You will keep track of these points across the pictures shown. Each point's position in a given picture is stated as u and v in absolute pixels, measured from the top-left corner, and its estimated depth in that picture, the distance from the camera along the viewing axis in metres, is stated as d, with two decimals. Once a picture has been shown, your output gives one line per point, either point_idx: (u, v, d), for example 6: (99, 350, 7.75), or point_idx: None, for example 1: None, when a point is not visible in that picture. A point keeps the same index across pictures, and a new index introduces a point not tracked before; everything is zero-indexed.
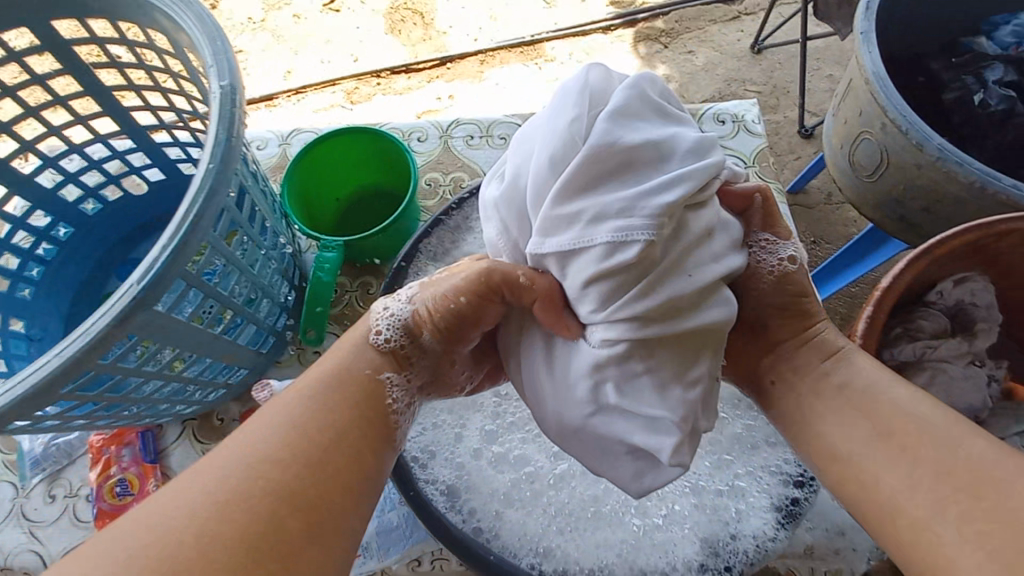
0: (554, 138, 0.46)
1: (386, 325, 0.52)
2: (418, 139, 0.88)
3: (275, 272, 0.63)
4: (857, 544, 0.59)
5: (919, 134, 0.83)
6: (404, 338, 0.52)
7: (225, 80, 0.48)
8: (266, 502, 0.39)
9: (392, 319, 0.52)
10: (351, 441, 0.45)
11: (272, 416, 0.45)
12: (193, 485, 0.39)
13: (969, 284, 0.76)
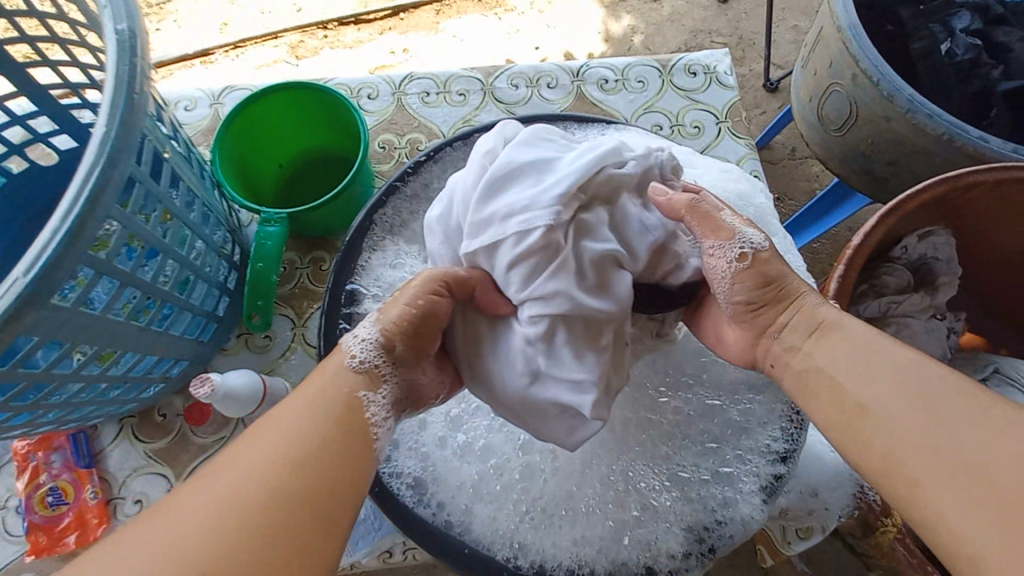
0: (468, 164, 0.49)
1: (361, 349, 0.46)
2: (368, 97, 0.80)
3: (211, 252, 0.57)
4: (829, 503, 0.60)
5: (890, 85, 0.81)
6: (383, 356, 0.46)
7: (120, 25, 0.40)
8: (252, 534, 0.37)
9: (366, 342, 0.46)
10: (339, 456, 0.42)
11: (258, 439, 0.41)
12: (177, 526, 0.36)
13: (932, 238, 0.76)
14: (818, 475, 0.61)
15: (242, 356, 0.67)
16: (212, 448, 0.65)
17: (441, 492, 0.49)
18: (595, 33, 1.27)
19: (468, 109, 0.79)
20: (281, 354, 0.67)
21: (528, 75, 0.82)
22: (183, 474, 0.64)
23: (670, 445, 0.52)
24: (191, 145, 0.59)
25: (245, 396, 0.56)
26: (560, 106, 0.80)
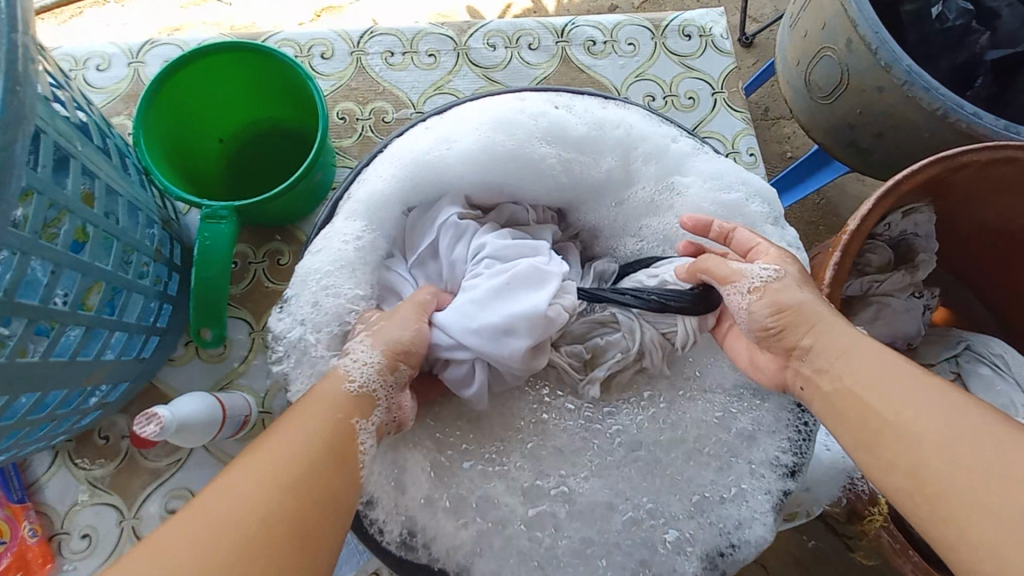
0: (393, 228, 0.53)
1: (357, 371, 0.42)
2: (320, 56, 0.69)
3: (145, 258, 0.48)
4: (822, 497, 0.60)
5: (889, 51, 0.71)
6: (381, 381, 0.43)
7: None
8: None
9: (361, 364, 0.43)
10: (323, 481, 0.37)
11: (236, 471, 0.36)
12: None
13: (915, 215, 0.70)
14: (813, 470, 0.61)
15: (193, 367, 0.59)
16: (167, 472, 0.57)
17: (434, 532, 0.45)
18: None
19: (439, 74, 0.70)
20: (237, 365, 0.59)
21: (507, 33, 0.72)
22: (134, 505, 0.56)
23: (677, 461, 0.49)
24: (106, 124, 0.48)
25: (201, 424, 0.49)
26: (543, 72, 0.71)
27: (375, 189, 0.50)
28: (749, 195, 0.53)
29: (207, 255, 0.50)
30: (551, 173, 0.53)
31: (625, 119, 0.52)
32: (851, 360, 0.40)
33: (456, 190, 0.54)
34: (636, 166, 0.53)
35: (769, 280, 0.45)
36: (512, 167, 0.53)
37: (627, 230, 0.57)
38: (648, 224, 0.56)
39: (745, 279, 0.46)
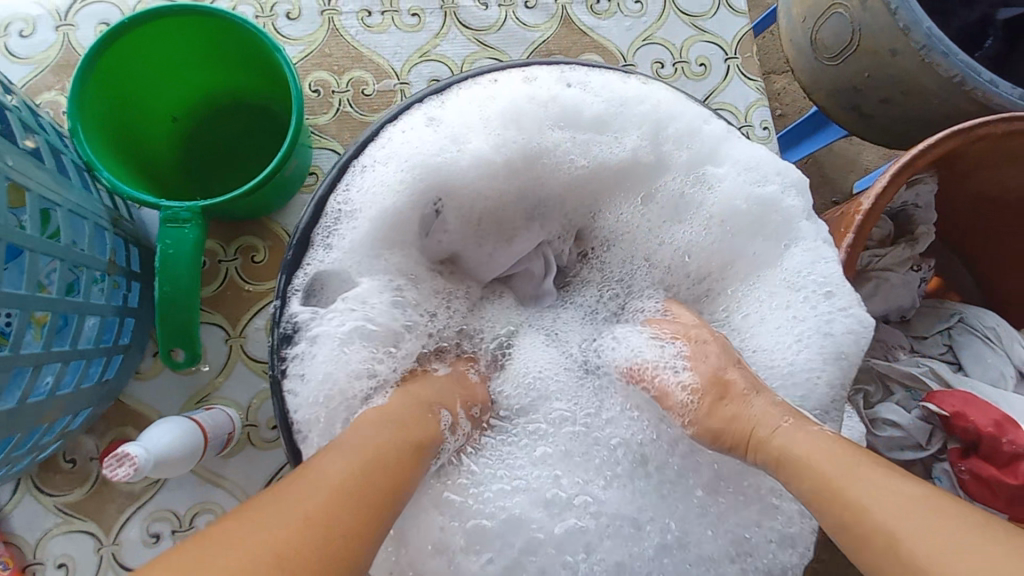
0: (426, 206, 0.47)
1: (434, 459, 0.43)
2: (285, 17, 0.60)
3: (99, 273, 0.41)
4: None
5: (910, 12, 0.63)
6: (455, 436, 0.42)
7: None
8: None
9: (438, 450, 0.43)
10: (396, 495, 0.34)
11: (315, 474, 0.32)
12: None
13: (919, 187, 0.65)
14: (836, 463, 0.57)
15: (165, 380, 0.53)
16: (147, 494, 0.52)
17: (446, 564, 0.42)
18: None
19: (425, 37, 0.61)
20: (214, 376, 0.54)
21: None
22: (112, 531, 0.52)
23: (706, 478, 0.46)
24: (32, 110, 0.40)
25: (182, 454, 0.45)
26: (542, 35, 0.63)
27: (382, 187, 0.44)
28: (786, 185, 0.48)
29: (169, 265, 0.43)
30: (575, 166, 0.49)
31: (645, 101, 0.48)
32: None
33: (474, 185, 0.47)
34: (665, 151, 0.48)
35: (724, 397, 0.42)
36: (527, 168, 0.48)
37: (642, 242, 0.52)
38: (674, 225, 0.51)
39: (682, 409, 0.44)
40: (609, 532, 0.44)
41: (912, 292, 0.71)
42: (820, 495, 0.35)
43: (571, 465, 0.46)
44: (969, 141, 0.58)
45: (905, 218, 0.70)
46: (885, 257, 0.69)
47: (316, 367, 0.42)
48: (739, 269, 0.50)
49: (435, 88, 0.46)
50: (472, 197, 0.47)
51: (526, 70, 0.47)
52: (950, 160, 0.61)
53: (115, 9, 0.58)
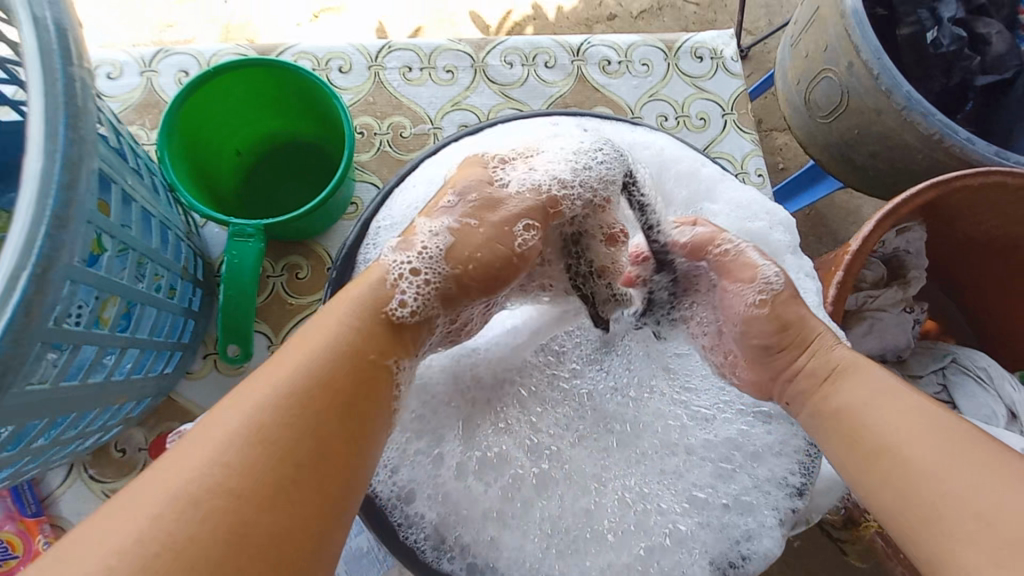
0: None
1: (410, 298, 0.41)
2: (338, 70, 0.69)
3: (173, 275, 0.48)
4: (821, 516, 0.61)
5: (890, 77, 0.73)
6: (426, 263, 0.42)
7: (42, 11, 0.29)
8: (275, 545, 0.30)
9: (413, 289, 0.41)
10: (343, 414, 0.35)
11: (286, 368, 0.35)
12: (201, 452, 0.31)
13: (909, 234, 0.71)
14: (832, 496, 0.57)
15: (210, 380, 0.59)
16: None
17: (463, 530, 0.48)
18: None
19: (456, 90, 0.71)
20: None
21: (523, 51, 0.73)
22: None
23: (680, 460, 0.53)
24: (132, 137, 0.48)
25: None
26: (559, 90, 0.72)
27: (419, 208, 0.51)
28: (772, 223, 0.57)
29: (235, 274, 0.50)
30: None
31: (654, 146, 0.57)
32: (862, 387, 0.43)
33: None
34: (668, 186, 0.57)
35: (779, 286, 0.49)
36: None
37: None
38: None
39: (756, 284, 0.50)
40: (575, 488, 0.52)
41: (906, 333, 0.76)
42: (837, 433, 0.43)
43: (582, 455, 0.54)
44: (951, 193, 0.63)
45: (897, 263, 0.75)
46: (878, 299, 0.75)
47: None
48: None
49: (469, 130, 0.54)
50: None
51: (551, 118, 0.54)
52: (934, 210, 0.66)
53: (195, 60, 0.68)
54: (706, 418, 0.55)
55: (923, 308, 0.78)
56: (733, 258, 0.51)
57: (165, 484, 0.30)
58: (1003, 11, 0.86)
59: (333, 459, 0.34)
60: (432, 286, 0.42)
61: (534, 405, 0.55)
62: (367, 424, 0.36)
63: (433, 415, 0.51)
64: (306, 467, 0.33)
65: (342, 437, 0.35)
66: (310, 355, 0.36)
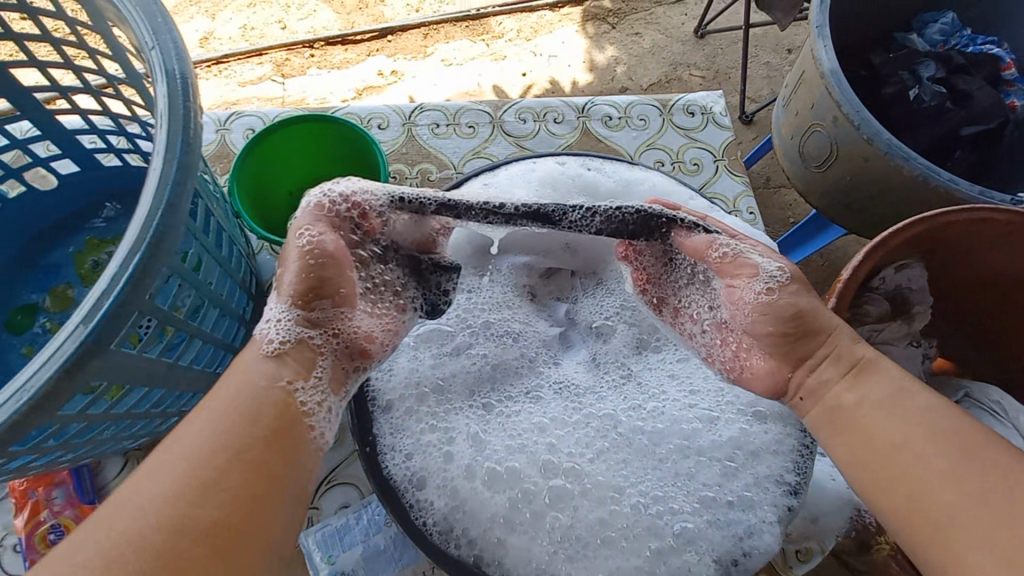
0: (476, 239, 0.64)
1: (274, 331, 0.47)
2: (378, 126, 0.82)
3: (231, 283, 0.57)
4: (826, 543, 0.61)
5: (870, 127, 0.79)
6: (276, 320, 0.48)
7: (172, 65, 0.41)
8: (191, 533, 0.37)
9: (278, 323, 0.47)
10: (262, 444, 0.42)
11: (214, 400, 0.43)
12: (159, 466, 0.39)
13: (909, 270, 0.71)
14: (843, 518, 0.61)
15: None
16: None
17: (469, 524, 0.51)
18: (579, 63, 1.50)
19: (478, 141, 0.82)
20: None
21: (535, 110, 0.85)
22: None
23: (692, 462, 0.56)
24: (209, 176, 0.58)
25: None
26: (566, 141, 0.83)
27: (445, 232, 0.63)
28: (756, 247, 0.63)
29: None
30: None
31: (648, 181, 0.65)
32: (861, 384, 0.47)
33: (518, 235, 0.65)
34: None
35: (784, 281, 0.52)
36: None
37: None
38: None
39: (755, 280, 0.52)
40: (594, 500, 0.53)
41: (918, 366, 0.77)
42: (862, 444, 0.46)
43: (593, 465, 0.56)
44: (946, 228, 0.66)
45: (902, 300, 0.74)
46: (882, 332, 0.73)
47: (394, 365, 0.58)
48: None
49: (489, 165, 0.65)
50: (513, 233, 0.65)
51: (559, 158, 0.66)
52: (931, 245, 0.69)
53: (261, 120, 0.82)
54: (713, 419, 0.58)
55: (930, 343, 0.79)
56: (730, 261, 0.54)
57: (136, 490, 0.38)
58: (984, 69, 0.90)
59: (243, 471, 0.41)
60: (285, 321, 0.47)
61: (554, 428, 0.58)
62: (277, 446, 0.43)
63: (451, 414, 0.57)
64: (218, 478, 0.40)
65: (253, 455, 0.42)
66: (236, 385, 0.44)
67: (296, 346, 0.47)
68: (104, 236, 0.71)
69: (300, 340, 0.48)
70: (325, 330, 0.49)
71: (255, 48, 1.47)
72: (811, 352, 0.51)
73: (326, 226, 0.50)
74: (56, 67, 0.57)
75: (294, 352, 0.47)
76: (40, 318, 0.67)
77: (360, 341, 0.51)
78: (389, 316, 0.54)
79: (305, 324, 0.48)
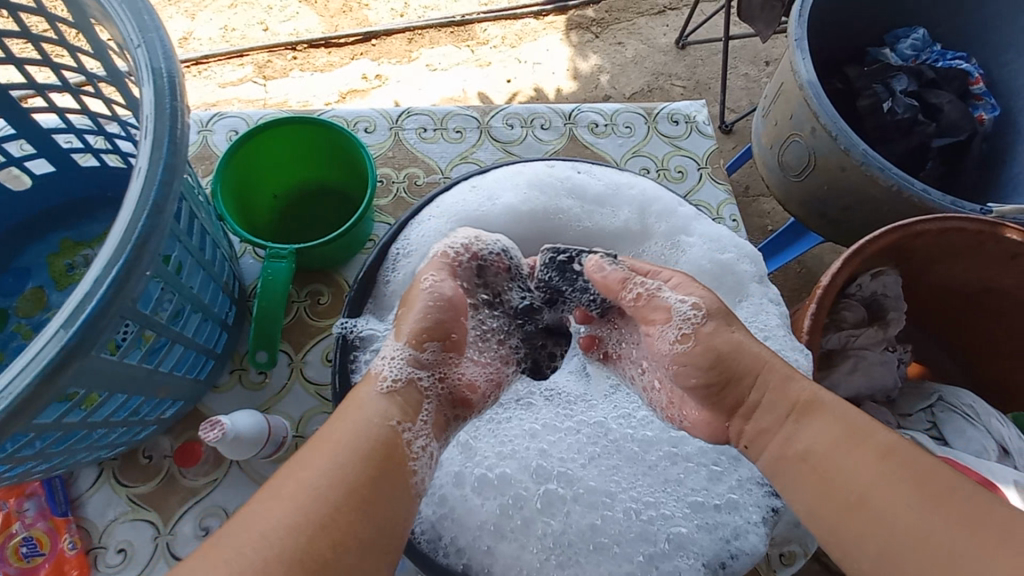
0: None
1: (389, 368, 0.49)
2: (364, 130, 0.81)
3: (214, 287, 0.56)
4: (807, 545, 0.63)
5: (847, 138, 0.82)
6: (398, 361, 0.49)
7: (159, 63, 0.40)
8: (305, 568, 0.35)
9: (393, 360, 0.49)
10: (373, 483, 0.41)
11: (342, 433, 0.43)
12: (283, 497, 0.38)
13: (883, 277, 0.73)
14: None
15: (235, 394, 0.65)
16: (203, 490, 0.61)
17: (459, 533, 0.51)
18: (563, 71, 1.51)
19: (465, 146, 0.82)
20: (275, 392, 0.66)
21: (522, 116, 0.85)
22: (170, 522, 0.60)
23: (681, 468, 0.57)
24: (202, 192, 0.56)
25: (251, 438, 0.55)
26: (553, 147, 0.83)
27: (430, 233, 0.61)
28: (741, 254, 0.64)
29: (268, 288, 0.58)
30: (582, 226, 0.65)
31: (636, 186, 0.66)
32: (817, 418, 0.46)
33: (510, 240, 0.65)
34: (650, 223, 0.65)
35: (700, 320, 0.52)
36: (547, 225, 0.65)
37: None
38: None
39: (673, 324, 0.53)
40: (583, 505, 0.54)
41: (892, 372, 0.76)
42: (819, 469, 0.44)
43: (583, 473, 0.56)
44: (916, 237, 0.68)
45: (877, 306, 0.76)
46: (859, 338, 0.75)
47: None
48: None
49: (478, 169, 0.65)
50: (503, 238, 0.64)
51: (548, 161, 0.66)
52: (904, 253, 0.71)
53: (244, 122, 0.80)
54: None
55: (906, 348, 0.81)
56: (646, 303, 0.55)
57: (260, 517, 0.37)
58: (953, 83, 0.93)
59: (357, 507, 0.39)
60: (404, 360, 0.50)
61: (545, 434, 0.58)
62: (385, 484, 0.42)
63: None
64: (333, 514, 0.38)
65: (362, 493, 0.40)
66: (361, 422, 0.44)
67: (407, 385, 0.49)
68: (79, 238, 0.69)
69: (410, 380, 0.49)
70: (434, 373, 0.52)
71: (236, 49, 1.45)
72: (745, 398, 0.51)
73: (447, 271, 0.55)
74: (33, 64, 0.55)
75: (404, 391, 0.48)
76: (9, 324, 0.65)
77: (460, 390, 0.54)
78: (486, 367, 0.57)
79: (417, 364, 0.50)
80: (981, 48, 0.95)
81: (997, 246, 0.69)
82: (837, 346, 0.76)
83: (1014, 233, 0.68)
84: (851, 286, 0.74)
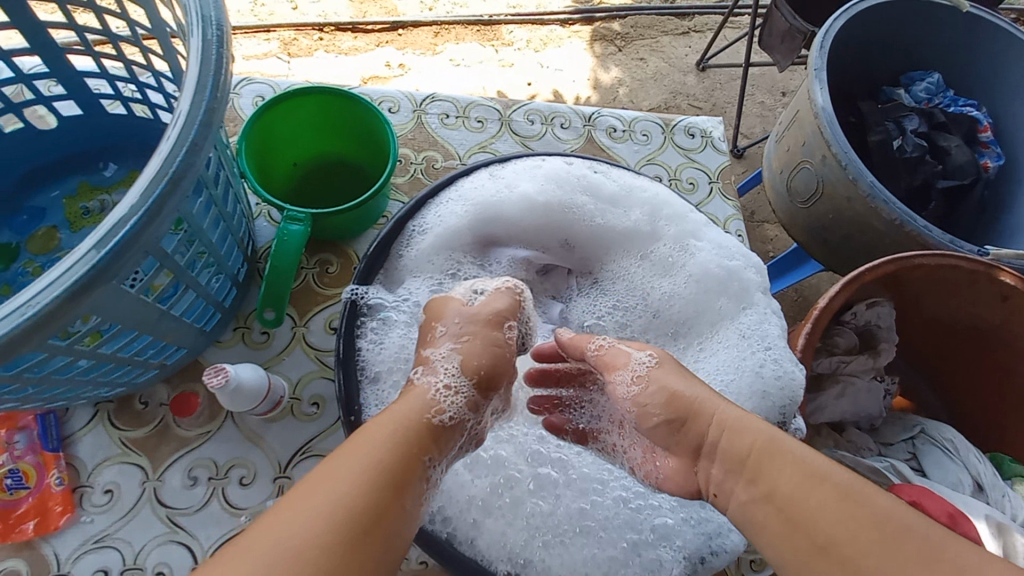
0: (477, 225, 0.65)
1: (448, 404, 0.48)
2: (388, 109, 0.83)
3: (230, 242, 0.57)
4: None
5: (855, 167, 0.84)
6: (456, 403, 0.48)
7: (209, 13, 0.41)
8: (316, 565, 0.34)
9: (451, 398, 0.48)
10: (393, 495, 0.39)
11: (367, 443, 0.42)
12: (305, 505, 0.36)
13: (878, 307, 0.75)
14: None
15: (235, 350, 0.66)
16: (194, 442, 0.62)
17: (447, 503, 0.52)
18: (583, 80, 1.54)
19: (485, 137, 0.84)
20: (276, 354, 0.66)
21: (543, 113, 0.87)
22: (160, 469, 0.61)
23: None
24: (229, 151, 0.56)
25: (251, 394, 0.56)
26: (570, 147, 0.85)
27: (448, 213, 0.63)
28: (746, 264, 0.65)
29: (281, 251, 0.59)
30: (594, 221, 0.67)
31: (648, 188, 0.68)
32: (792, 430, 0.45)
33: (521, 227, 0.66)
34: (660, 225, 0.67)
35: (652, 366, 0.53)
36: (561, 216, 0.66)
37: (635, 288, 0.68)
38: (663, 280, 0.67)
39: (628, 369, 0.53)
40: (573, 491, 0.56)
41: (878, 400, 0.78)
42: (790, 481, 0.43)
43: (574, 461, 0.58)
44: (912, 270, 0.71)
45: (869, 334, 0.77)
46: (850, 364, 0.76)
47: (385, 339, 0.58)
48: (707, 319, 0.66)
49: (498, 157, 0.66)
50: (517, 223, 0.66)
51: (567, 158, 0.68)
52: (900, 284, 0.73)
53: (271, 90, 0.82)
54: None
55: (894, 380, 0.83)
56: (604, 355, 0.55)
57: (282, 519, 0.35)
58: (962, 127, 0.95)
59: (377, 514, 0.38)
60: (460, 397, 0.49)
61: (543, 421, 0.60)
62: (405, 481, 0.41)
63: None
64: (353, 529, 0.36)
65: (385, 503, 0.39)
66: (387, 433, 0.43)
67: (460, 424, 0.48)
68: (98, 183, 0.70)
69: (461, 419, 0.48)
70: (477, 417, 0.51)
71: (264, 24, 1.46)
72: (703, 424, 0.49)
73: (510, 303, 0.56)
74: (76, 5, 0.56)
75: (452, 430, 0.47)
76: (20, 259, 0.65)
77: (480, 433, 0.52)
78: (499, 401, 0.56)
79: (470, 407, 0.49)
80: (993, 96, 0.97)
81: (990, 286, 0.71)
82: (828, 370, 0.77)
83: (1007, 277, 0.70)
84: (847, 313, 0.76)
